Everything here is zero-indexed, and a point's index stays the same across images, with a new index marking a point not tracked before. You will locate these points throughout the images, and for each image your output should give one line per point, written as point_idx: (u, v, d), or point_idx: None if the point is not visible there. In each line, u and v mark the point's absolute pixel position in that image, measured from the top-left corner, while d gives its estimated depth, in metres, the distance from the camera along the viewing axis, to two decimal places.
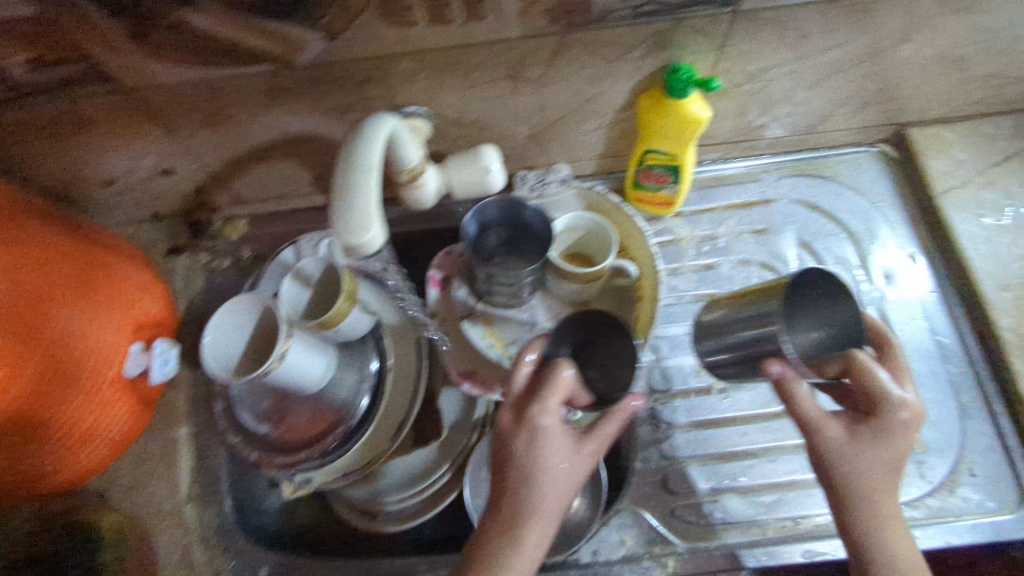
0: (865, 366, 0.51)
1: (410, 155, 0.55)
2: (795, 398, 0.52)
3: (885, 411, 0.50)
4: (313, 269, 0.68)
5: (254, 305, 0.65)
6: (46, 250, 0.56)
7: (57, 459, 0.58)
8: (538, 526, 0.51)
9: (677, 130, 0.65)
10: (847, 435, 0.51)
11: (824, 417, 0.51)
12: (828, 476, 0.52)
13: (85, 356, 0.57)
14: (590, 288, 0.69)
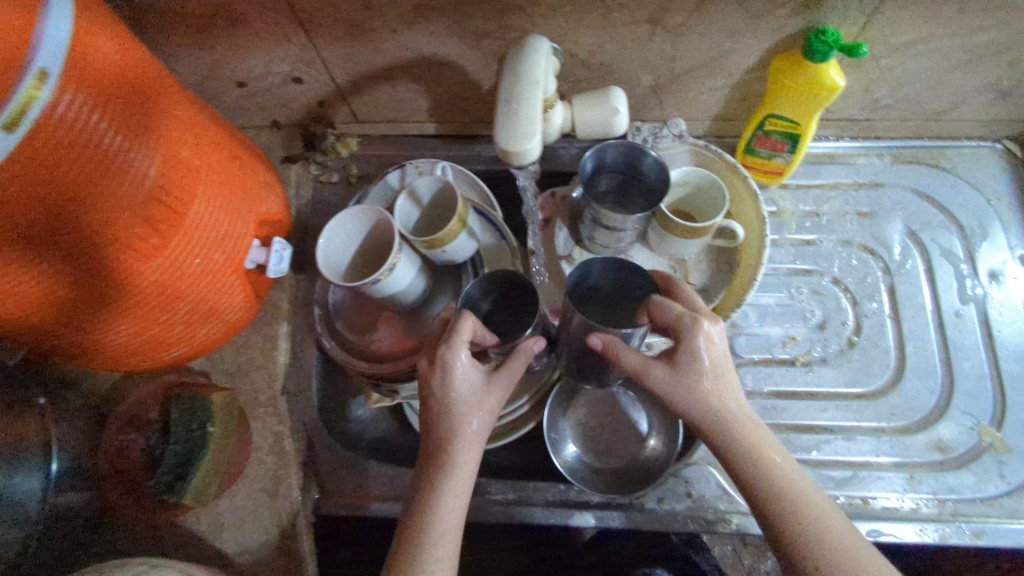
0: (661, 304, 0.52)
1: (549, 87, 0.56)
2: (619, 359, 0.53)
3: (686, 343, 0.50)
4: (426, 190, 0.71)
5: (368, 216, 0.67)
6: (204, 137, 0.58)
7: (182, 331, 0.63)
8: (467, 447, 0.53)
9: (807, 95, 0.64)
10: (666, 372, 0.51)
11: (645, 362, 0.51)
12: (693, 421, 0.51)
13: (219, 245, 0.61)
14: (693, 245, 0.69)
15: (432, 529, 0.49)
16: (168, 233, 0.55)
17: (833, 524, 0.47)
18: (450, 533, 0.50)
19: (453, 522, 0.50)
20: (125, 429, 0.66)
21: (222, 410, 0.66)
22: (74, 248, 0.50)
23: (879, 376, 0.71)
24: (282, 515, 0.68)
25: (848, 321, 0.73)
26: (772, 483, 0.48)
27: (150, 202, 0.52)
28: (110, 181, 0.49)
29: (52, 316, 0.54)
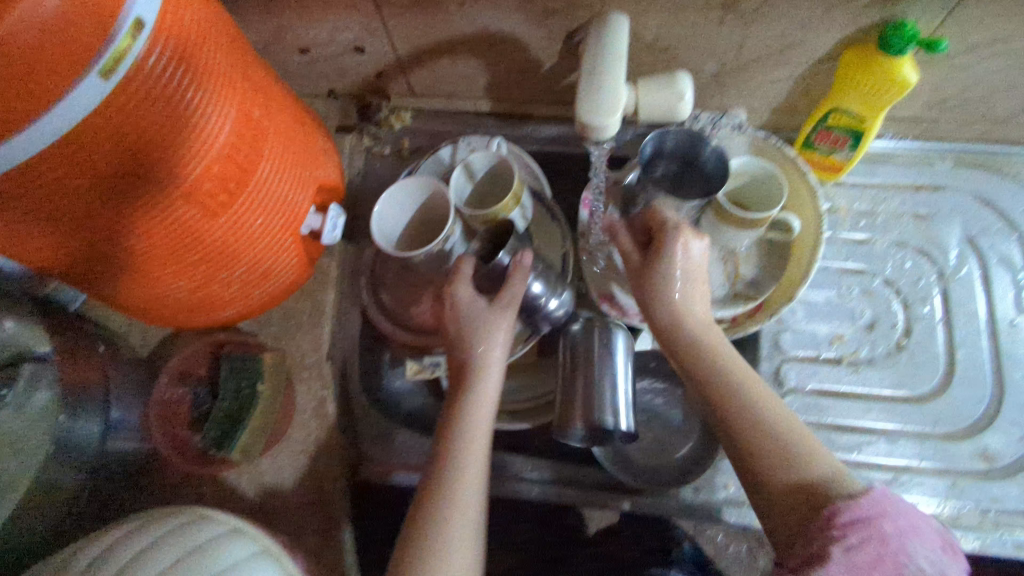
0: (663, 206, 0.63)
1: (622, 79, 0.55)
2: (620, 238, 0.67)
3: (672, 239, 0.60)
4: (480, 165, 0.71)
5: (423, 187, 0.68)
6: (270, 102, 0.59)
7: (237, 292, 0.65)
8: (486, 380, 0.60)
9: (875, 91, 0.63)
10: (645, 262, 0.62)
11: (632, 248, 0.64)
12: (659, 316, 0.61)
13: (279, 208, 0.62)
14: (746, 237, 0.68)
15: (459, 459, 0.55)
16: (235, 192, 0.56)
17: (772, 408, 0.54)
18: (476, 455, 0.56)
19: (478, 445, 0.56)
20: (173, 384, 0.67)
21: (272, 371, 0.68)
22: (150, 201, 0.51)
23: (927, 381, 0.70)
24: (323, 478, 0.69)
25: (898, 323, 0.72)
26: (720, 381, 0.56)
27: (223, 161, 0.53)
28: (189, 137, 0.50)
29: (119, 264, 0.55)
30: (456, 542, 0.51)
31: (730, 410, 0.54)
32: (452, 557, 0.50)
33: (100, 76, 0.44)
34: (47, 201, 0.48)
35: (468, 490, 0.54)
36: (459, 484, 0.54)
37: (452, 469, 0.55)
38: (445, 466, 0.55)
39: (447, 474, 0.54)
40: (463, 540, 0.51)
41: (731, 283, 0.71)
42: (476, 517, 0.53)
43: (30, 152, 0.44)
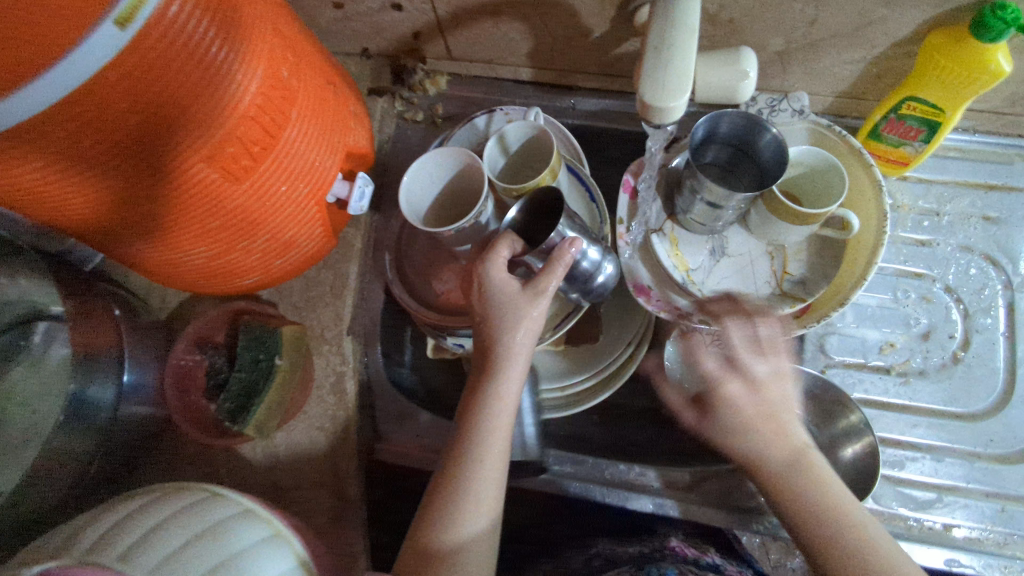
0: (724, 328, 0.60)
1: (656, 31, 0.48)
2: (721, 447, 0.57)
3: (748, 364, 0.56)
4: (515, 137, 0.66)
5: (454, 159, 0.64)
6: (300, 62, 0.55)
7: (260, 259, 0.62)
8: (512, 355, 0.56)
9: (963, 79, 0.57)
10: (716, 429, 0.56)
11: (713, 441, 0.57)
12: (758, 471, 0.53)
13: (306, 175, 0.58)
14: (799, 234, 0.63)
15: (478, 456, 0.52)
16: (261, 156, 0.53)
17: (854, 514, 0.49)
18: (499, 430, 0.54)
19: (500, 420, 0.54)
20: (191, 349, 0.66)
21: (290, 344, 0.65)
22: (170, 163, 0.48)
23: (982, 398, 0.66)
24: (339, 456, 0.67)
25: (956, 334, 0.67)
26: (809, 492, 0.50)
27: (249, 122, 0.50)
28: (212, 93, 0.47)
29: (139, 230, 0.53)
30: (473, 509, 0.51)
31: (814, 522, 0.49)
32: (467, 523, 0.51)
33: (117, 23, 0.41)
34: (62, 161, 0.46)
35: (488, 462, 0.53)
36: (480, 456, 0.53)
37: (472, 443, 0.53)
38: (466, 440, 0.53)
39: (466, 445, 0.53)
40: (483, 508, 0.51)
41: (778, 282, 0.66)
42: (494, 486, 0.53)
43: (44, 104, 0.41)
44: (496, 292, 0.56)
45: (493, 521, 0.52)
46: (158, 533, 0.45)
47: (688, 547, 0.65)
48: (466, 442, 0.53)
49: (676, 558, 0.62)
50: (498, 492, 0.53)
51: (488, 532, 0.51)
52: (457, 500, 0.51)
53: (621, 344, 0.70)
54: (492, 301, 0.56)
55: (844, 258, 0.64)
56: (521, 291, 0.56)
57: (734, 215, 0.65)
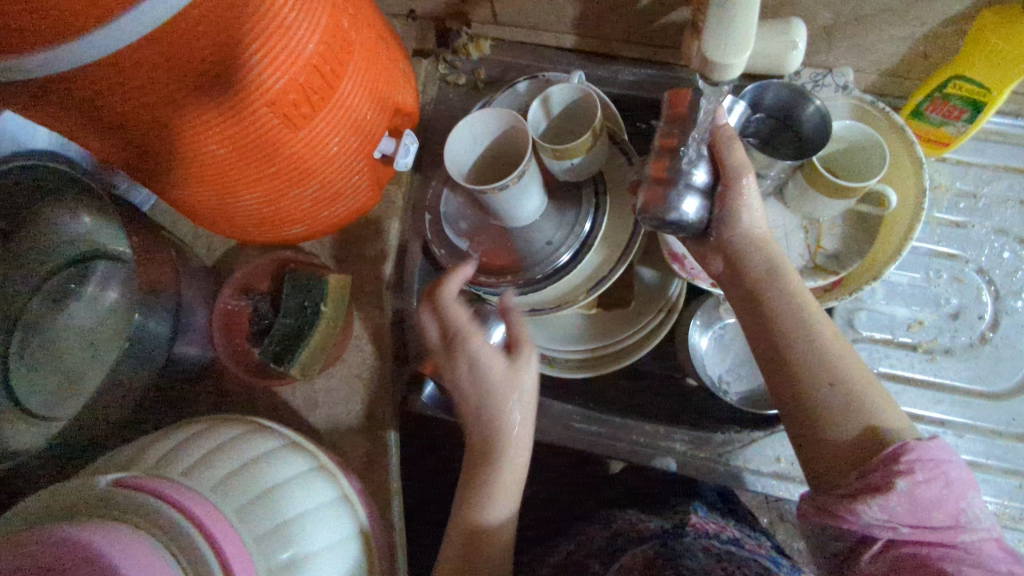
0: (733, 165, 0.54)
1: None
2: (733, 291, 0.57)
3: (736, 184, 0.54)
4: (560, 101, 0.67)
5: (497, 118, 0.64)
6: (358, 18, 0.56)
7: (310, 209, 0.64)
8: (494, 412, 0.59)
9: (1012, 59, 0.57)
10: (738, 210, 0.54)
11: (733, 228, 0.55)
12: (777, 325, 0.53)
13: (357, 129, 0.60)
14: (837, 207, 0.64)
15: (503, 449, 0.59)
16: (318, 106, 0.54)
17: (839, 368, 0.51)
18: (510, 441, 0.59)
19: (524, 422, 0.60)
20: (237, 295, 0.69)
21: (336, 293, 0.67)
22: (234, 109, 0.50)
23: (1008, 377, 0.67)
24: (375, 408, 0.69)
25: (985, 315, 0.68)
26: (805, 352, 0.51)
27: (309, 71, 0.51)
28: (281, 41, 0.48)
29: (199, 172, 0.55)
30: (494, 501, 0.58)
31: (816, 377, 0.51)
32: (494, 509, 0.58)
33: None
34: (137, 99, 0.47)
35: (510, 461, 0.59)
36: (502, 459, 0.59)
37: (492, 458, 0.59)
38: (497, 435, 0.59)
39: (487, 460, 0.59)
40: (507, 500, 0.58)
41: (810, 254, 0.67)
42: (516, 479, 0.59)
43: (130, 42, 0.42)
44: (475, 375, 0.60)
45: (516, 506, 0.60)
46: (215, 456, 0.47)
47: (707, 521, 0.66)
48: (487, 463, 0.59)
49: (697, 532, 0.62)
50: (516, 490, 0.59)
51: (509, 522, 0.59)
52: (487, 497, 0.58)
53: (651, 312, 0.71)
54: (474, 355, 0.61)
55: (879, 234, 0.66)
56: (506, 364, 0.61)
57: (771, 185, 0.65)
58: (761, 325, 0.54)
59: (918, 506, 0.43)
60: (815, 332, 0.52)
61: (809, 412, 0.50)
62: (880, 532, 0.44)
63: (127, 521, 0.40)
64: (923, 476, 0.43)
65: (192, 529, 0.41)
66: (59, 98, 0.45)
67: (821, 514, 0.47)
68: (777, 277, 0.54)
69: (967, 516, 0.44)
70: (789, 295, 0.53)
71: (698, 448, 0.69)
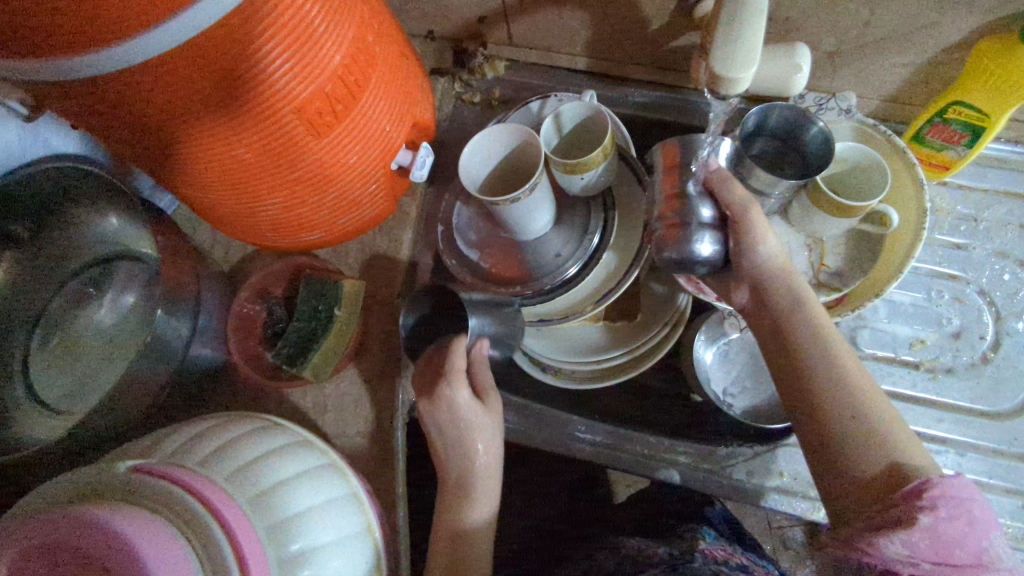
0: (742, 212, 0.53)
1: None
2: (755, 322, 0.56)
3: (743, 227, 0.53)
4: (572, 117, 0.68)
5: (510, 134, 0.66)
6: (382, 34, 0.59)
7: (328, 215, 0.66)
8: (467, 421, 0.61)
9: (1010, 85, 0.59)
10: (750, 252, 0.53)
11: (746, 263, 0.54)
12: (803, 358, 0.51)
13: (377, 139, 0.62)
14: (841, 226, 0.65)
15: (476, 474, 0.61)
16: (341, 116, 0.57)
17: (869, 405, 0.48)
18: (484, 451, 0.61)
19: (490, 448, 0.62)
20: (253, 299, 0.71)
21: (350, 298, 0.69)
22: (260, 115, 0.52)
23: (1010, 398, 0.67)
24: (383, 413, 0.70)
25: (987, 335, 0.69)
26: (832, 385, 0.50)
27: (335, 81, 0.54)
28: (311, 51, 0.51)
29: (223, 176, 0.57)
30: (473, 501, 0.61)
31: (838, 413, 0.49)
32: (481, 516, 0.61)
33: None
34: (173, 98, 0.49)
35: (482, 471, 0.62)
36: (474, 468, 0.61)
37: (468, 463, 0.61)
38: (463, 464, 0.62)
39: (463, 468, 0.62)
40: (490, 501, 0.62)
41: (814, 271, 0.69)
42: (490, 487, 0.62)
43: (173, 43, 0.44)
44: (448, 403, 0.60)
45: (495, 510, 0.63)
46: (231, 449, 0.49)
47: (716, 547, 0.65)
48: (463, 466, 0.62)
49: (707, 559, 0.61)
50: (492, 490, 0.62)
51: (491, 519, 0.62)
52: (467, 494, 0.61)
53: (657, 325, 0.72)
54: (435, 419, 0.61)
55: (881, 253, 0.67)
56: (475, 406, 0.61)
57: (777, 203, 0.67)
58: (786, 355, 0.52)
59: (943, 543, 0.41)
60: (840, 360, 0.50)
61: (830, 443, 0.49)
62: (902, 568, 0.42)
63: (146, 506, 0.41)
64: (946, 513, 0.41)
65: (209, 516, 0.42)
66: (99, 96, 0.47)
67: (842, 546, 0.45)
68: (802, 307, 0.52)
69: (990, 555, 0.41)
70: (816, 325, 0.51)
71: (701, 461, 0.69)
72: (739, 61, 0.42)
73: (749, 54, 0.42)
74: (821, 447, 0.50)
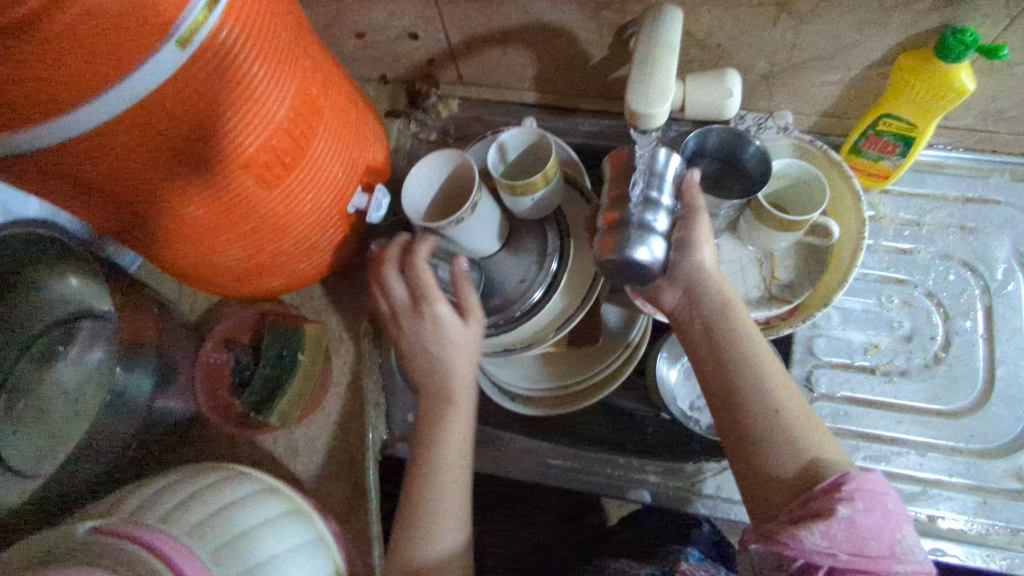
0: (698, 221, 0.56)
1: (659, 48, 0.47)
2: (683, 326, 0.58)
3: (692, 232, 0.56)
4: (514, 145, 0.70)
5: (452, 165, 0.68)
6: (327, 85, 0.61)
7: (287, 260, 0.67)
8: (462, 381, 0.64)
9: (931, 96, 0.62)
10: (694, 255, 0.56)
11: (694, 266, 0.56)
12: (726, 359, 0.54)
13: (329, 185, 0.64)
14: (786, 239, 0.67)
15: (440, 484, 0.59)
16: (290, 166, 0.58)
17: (787, 404, 0.51)
18: (453, 473, 0.61)
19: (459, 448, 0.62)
20: (218, 348, 0.71)
21: (312, 341, 0.71)
22: (207, 172, 0.53)
23: (964, 395, 0.69)
24: (353, 452, 0.71)
25: (937, 336, 0.71)
26: (753, 383, 0.52)
27: (281, 134, 0.55)
28: (255, 108, 0.52)
29: (175, 230, 0.58)
30: (433, 545, 0.57)
31: (759, 412, 0.51)
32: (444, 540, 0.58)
33: (178, 44, 0.46)
34: (118, 159, 0.50)
35: (446, 506, 0.59)
36: (439, 502, 0.59)
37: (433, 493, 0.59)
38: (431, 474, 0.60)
39: (426, 500, 0.59)
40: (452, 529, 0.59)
41: (766, 285, 0.71)
42: (456, 526, 0.59)
43: (115, 110, 0.46)
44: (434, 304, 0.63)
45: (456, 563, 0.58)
46: (192, 501, 0.49)
47: (698, 566, 0.61)
48: (426, 498, 0.59)
49: None
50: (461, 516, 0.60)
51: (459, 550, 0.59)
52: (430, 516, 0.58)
53: (619, 347, 0.74)
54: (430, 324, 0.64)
55: (828, 263, 0.70)
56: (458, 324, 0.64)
57: (723, 221, 0.69)
58: (711, 356, 0.55)
59: (859, 534, 0.42)
60: (762, 362, 0.53)
61: (751, 440, 0.51)
62: (821, 560, 0.42)
63: (107, 567, 0.42)
64: (863, 505, 0.43)
65: (163, 568, 0.44)
66: (44, 161, 0.48)
67: (763, 541, 0.46)
68: (729, 311, 0.55)
69: (904, 547, 0.43)
70: (740, 329, 0.54)
71: (670, 479, 0.71)
72: (650, 105, 0.45)
73: (656, 97, 0.45)
74: (741, 443, 0.51)
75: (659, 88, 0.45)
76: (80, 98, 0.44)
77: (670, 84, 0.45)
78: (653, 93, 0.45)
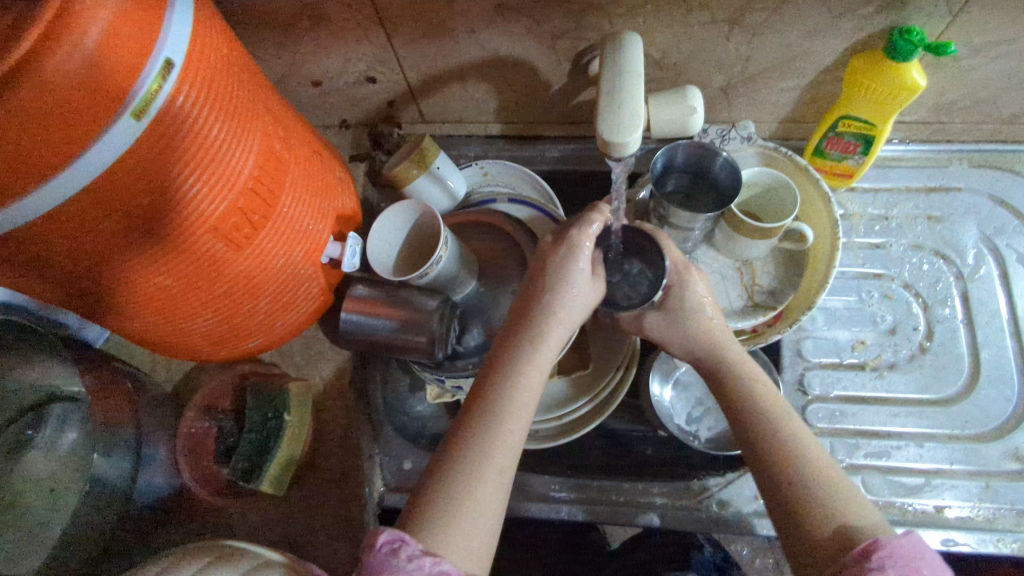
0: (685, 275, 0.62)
1: (626, 75, 0.47)
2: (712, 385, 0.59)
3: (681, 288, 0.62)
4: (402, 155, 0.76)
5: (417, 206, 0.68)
6: (291, 143, 0.60)
7: (266, 320, 0.65)
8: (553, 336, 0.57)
9: (886, 95, 0.63)
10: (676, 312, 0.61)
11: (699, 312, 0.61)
12: (753, 430, 0.54)
13: (301, 240, 0.62)
14: (764, 246, 0.68)
15: (494, 418, 0.51)
16: (260, 224, 0.57)
17: (817, 467, 0.50)
18: (513, 412, 0.52)
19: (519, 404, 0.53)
20: (199, 417, 0.68)
21: (297, 398, 0.69)
22: (177, 244, 0.51)
23: (953, 382, 0.70)
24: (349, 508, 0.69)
25: (919, 326, 0.72)
26: (780, 449, 0.52)
27: (248, 194, 0.54)
28: (219, 173, 0.51)
29: (147, 305, 0.56)
30: (462, 507, 0.47)
31: (786, 478, 0.50)
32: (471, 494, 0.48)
33: (133, 115, 0.44)
34: (80, 238, 0.48)
35: (492, 455, 0.50)
36: (480, 448, 0.50)
37: (473, 447, 0.50)
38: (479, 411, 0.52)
39: (466, 440, 0.50)
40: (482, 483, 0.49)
41: (749, 293, 0.71)
42: (490, 497, 0.48)
43: (72, 190, 0.44)
44: (569, 275, 0.58)
45: (482, 545, 0.47)
46: None
47: None
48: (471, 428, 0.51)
49: None
50: (495, 494, 0.49)
51: (482, 522, 0.47)
52: (473, 451, 0.50)
53: (611, 370, 0.73)
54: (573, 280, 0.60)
55: (806, 267, 0.71)
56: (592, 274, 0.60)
57: (699, 234, 0.70)
58: (736, 429, 0.55)
59: None
60: (777, 426, 0.53)
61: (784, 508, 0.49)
62: None
63: None
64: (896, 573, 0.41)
65: None
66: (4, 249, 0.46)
67: None
68: (727, 370, 0.58)
69: None
70: (748, 391, 0.56)
71: (678, 499, 0.71)
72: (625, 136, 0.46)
73: (630, 125, 0.45)
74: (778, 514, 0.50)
75: (632, 117, 0.46)
76: (35, 183, 0.42)
77: (639, 112, 0.46)
78: (627, 122, 0.46)
